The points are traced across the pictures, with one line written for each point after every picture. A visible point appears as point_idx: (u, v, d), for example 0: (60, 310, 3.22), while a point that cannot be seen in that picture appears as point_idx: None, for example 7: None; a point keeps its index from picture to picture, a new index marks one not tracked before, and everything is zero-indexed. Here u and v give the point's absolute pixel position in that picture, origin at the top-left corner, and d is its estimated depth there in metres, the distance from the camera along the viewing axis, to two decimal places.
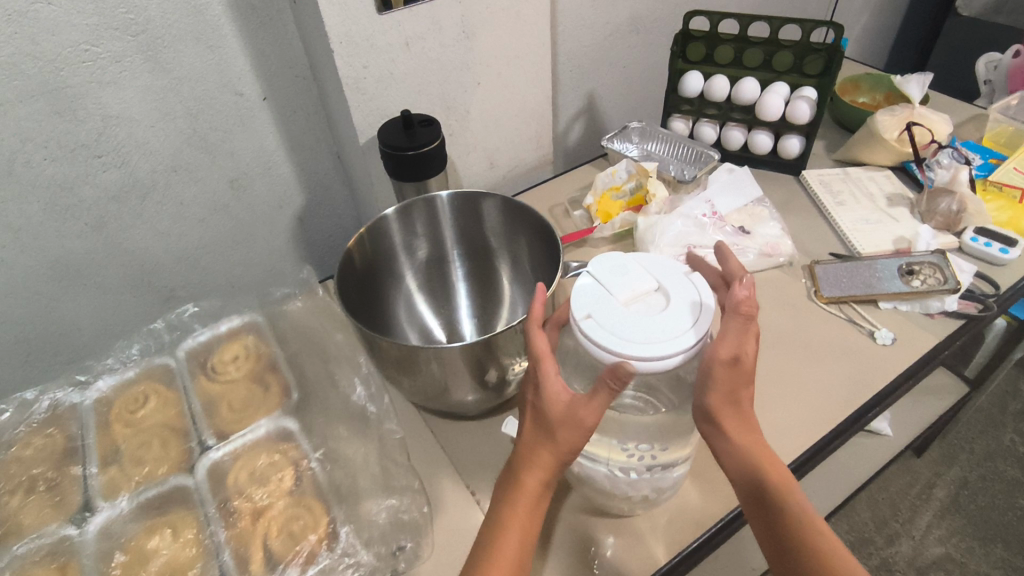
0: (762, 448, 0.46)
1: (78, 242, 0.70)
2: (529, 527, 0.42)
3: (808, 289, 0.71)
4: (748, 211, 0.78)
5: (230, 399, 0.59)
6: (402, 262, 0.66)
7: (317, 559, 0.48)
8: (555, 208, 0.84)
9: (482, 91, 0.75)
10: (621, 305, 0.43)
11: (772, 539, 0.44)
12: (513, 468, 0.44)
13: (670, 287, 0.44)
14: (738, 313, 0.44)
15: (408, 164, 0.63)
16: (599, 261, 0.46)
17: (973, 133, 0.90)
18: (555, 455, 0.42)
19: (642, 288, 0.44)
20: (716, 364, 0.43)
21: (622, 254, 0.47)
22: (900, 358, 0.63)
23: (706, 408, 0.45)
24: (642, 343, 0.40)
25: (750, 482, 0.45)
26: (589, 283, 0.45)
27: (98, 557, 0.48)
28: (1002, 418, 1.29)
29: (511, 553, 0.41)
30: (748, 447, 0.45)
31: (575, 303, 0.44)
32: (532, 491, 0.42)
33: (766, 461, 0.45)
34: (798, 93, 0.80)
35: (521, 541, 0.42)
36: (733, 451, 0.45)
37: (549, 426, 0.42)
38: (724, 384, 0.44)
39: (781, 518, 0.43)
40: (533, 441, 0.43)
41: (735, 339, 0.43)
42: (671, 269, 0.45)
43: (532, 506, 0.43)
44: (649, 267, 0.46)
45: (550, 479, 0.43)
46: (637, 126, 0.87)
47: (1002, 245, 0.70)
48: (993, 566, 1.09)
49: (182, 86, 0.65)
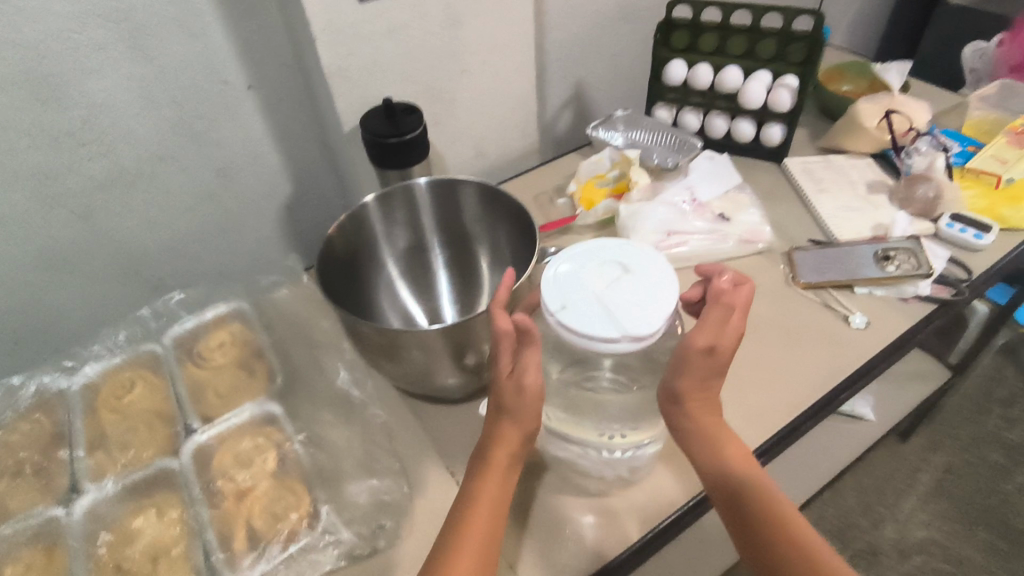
0: (727, 432, 0.48)
1: (65, 231, 0.70)
2: (499, 498, 0.44)
3: (787, 275, 0.72)
4: (729, 199, 0.79)
5: (216, 384, 0.60)
6: (383, 250, 0.67)
7: (298, 536, 0.49)
8: (541, 195, 0.85)
9: (467, 80, 0.75)
10: (597, 268, 0.46)
11: (740, 525, 0.45)
12: (481, 444, 0.46)
13: (608, 303, 0.43)
14: (718, 302, 0.46)
15: (392, 152, 0.64)
16: (656, 260, 0.46)
17: (955, 121, 0.91)
18: (521, 429, 0.45)
19: (609, 298, 0.43)
20: (693, 352, 0.44)
21: (665, 311, 0.42)
22: (873, 341, 0.64)
23: (674, 391, 0.47)
24: (554, 288, 0.44)
25: (715, 467, 0.46)
26: (661, 279, 0.45)
27: (84, 538, 0.50)
28: (987, 404, 1.31)
29: (483, 524, 0.42)
30: (711, 427, 0.47)
31: (654, 258, 0.47)
32: (501, 465, 0.44)
33: (731, 444, 0.47)
34: (779, 81, 0.81)
35: (492, 513, 0.43)
36: (699, 434, 0.47)
37: (514, 402, 0.44)
38: (697, 371, 0.45)
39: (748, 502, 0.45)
40: (495, 421, 0.45)
41: (716, 328, 0.45)
42: (633, 317, 0.42)
43: (502, 479, 0.44)
44: (618, 321, 0.42)
45: (518, 453, 0.46)
46: (622, 114, 0.87)
47: (976, 231, 0.71)
48: (974, 548, 1.11)
49: (167, 76, 0.66)
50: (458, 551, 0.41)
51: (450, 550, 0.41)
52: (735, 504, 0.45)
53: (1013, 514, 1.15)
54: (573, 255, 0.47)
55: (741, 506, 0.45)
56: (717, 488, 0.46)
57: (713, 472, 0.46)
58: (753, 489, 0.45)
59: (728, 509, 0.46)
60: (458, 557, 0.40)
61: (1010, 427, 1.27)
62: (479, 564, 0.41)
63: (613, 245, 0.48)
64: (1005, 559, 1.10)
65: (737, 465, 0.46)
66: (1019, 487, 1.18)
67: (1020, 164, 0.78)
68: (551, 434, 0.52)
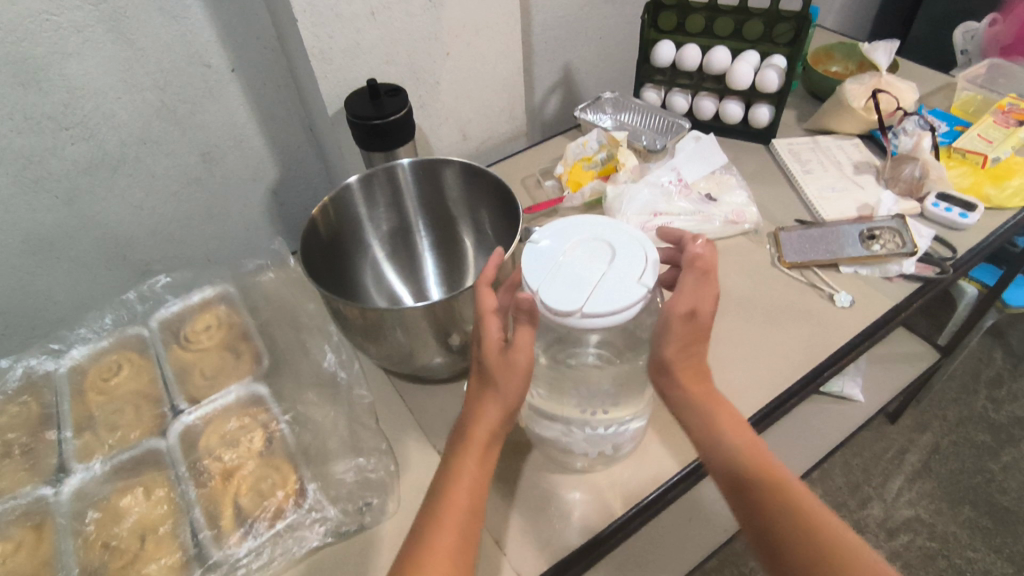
0: (718, 399, 0.48)
1: (49, 215, 0.70)
2: (479, 476, 0.44)
3: (772, 255, 0.72)
4: (715, 179, 0.79)
5: (202, 366, 0.61)
6: (367, 233, 0.67)
7: (284, 514, 0.50)
8: (528, 178, 0.85)
9: (452, 61, 0.75)
10: (596, 244, 0.46)
11: (736, 492, 0.45)
12: (462, 421, 0.46)
13: (560, 269, 0.44)
14: (692, 268, 0.48)
15: (376, 134, 0.63)
16: (644, 275, 0.43)
17: (942, 102, 0.91)
18: (501, 402, 0.44)
19: (566, 265, 0.44)
20: (675, 318, 0.46)
21: (589, 308, 0.41)
22: (857, 319, 0.65)
23: (661, 360, 0.48)
24: (547, 234, 0.47)
25: (709, 434, 0.46)
26: (621, 288, 0.42)
27: (72, 516, 0.50)
28: (974, 385, 1.32)
29: (462, 499, 0.42)
30: (702, 394, 0.47)
31: (648, 271, 0.44)
32: (481, 440, 0.44)
33: (722, 409, 0.47)
34: (767, 61, 0.80)
35: (472, 488, 0.43)
36: (691, 401, 0.47)
37: (492, 376, 0.44)
38: (682, 337, 0.47)
39: (740, 464, 0.45)
40: (479, 397, 0.45)
41: (693, 293, 0.47)
42: (560, 292, 0.43)
43: (482, 455, 0.44)
44: (547, 282, 0.43)
45: (499, 428, 0.45)
46: (610, 96, 0.87)
47: (961, 210, 0.71)
48: (960, 526, 1.13)
49: (148, 58, 0.65)
50: (438, 524, 0.41)
51: (430, 523, 0.42)
52: (728, 467, 0.45)
53: (998, 493, 1.16)
54: (596, 224, 0.48)
55: (737, 477, 0.45)
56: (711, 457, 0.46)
57: (707, 440, 0.46)
58: (744, 452, 0.45)
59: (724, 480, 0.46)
60: (438, 530, 0.41)
61: (997, 408, 1.28)
62: (459, 540, 0.41)
63: (637, 240, 0.46)
64: (989, 537, 1.11)
65: (733, 433, 0.46)
66: (1005, 466, 1.19)
67: (1005, 144, 0.78)
68: (535, 413, 0.53)
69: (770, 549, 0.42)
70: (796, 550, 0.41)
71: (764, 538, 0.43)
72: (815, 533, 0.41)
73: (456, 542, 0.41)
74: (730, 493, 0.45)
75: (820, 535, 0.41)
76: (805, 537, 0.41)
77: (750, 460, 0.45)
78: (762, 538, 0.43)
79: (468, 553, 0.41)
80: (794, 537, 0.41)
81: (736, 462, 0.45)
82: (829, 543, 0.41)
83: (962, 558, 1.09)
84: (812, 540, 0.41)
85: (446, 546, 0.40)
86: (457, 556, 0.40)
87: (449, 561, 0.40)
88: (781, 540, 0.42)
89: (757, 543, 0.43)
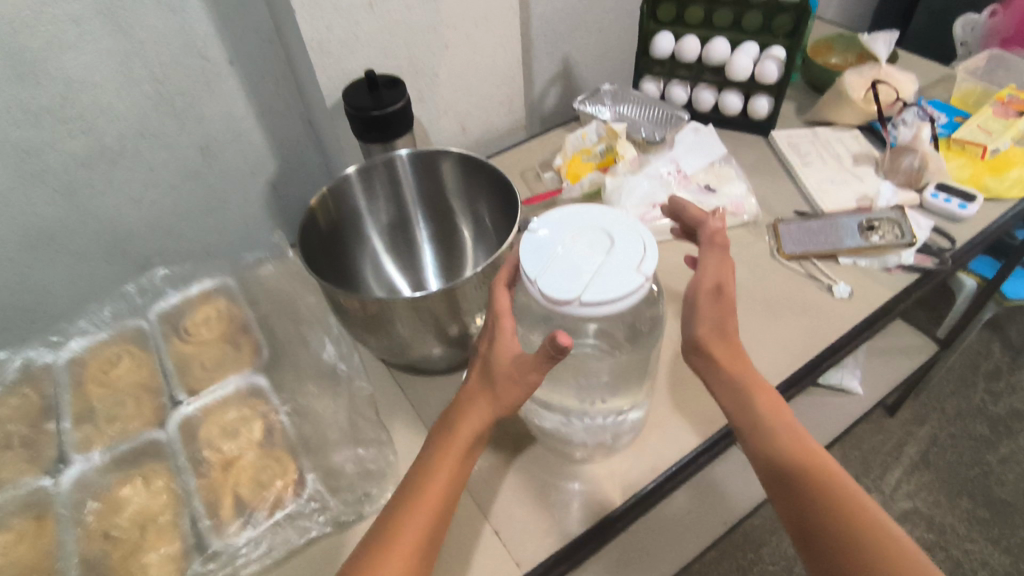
0: (757, 380, 0.48)
1: (48, 209, 0.70)
2: (459, 475, 0.44)
3: (772, 247, 0.72)
4: (714, 170, 0.78)
5: (202, 358, 0.61)
6: (366, 225, 0.67)
7: (284, 503, 0.50)
8: (527, 171, 0.85)
9: (451, 54, 0.75)
10: (595, 233, 0.46)
11: (768, 471, 0.45)
12: (451, 415, 0.46)
13: (559, 257, 0.44)
14: (714, 246, 0.51)
15: (375, 126, 0.63)
16: (642, 263, 0.43)
17: (942, 94, 0.91)
18: (492, 408, 0.45)
19: (565, 253, 0.44)
20: (701, 292, 0.49)
21: (587, 296, 0.41)
22: (856, 310, 0.65)
23: (695, 338, 0.50)
24: (546, 223, 0.47)
25: (743, 407, 0.47)
26: (619, 277, 0.42)
27: (72, 507, 0.50)
28: (973, 378, 1.32)
29: (435, 494, 0.42)
30: (740, 372, 0.48)
31: (647, 262, 0.43)
32: (465, 442, 0.44)
33: (759, 388, 0.47)
34: (766, 53, 0.80)
35: (449, 485, 0.43)
36: (727, 376, 0.48)
37: (494, 379, 0.44)
38: (710, 314, 0.49)
39: (774, 440, 0.45)
40: (475, 396, 0.45)
41: (715, 267, 0.50)
42: (558, 280, 0.43)
43: (464, 457, 0.44)
44: (546, 270, 0.43)
45: (484, 433, 0.45)
46: (609, 88, 0.86)
47: (960, 201, 0.72)
48: (958, 518, 1.13)
49: (145, 50, 0.65)
50: (410, 514, 0.41)
51: (403, 511, 0.42)
52: (762, 445, 0.45)
53: (996, 485, 1.17)
54: (602, 214, 0.48)
55: (768, 449, 0.45)
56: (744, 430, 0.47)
57: (741, 413, 0.47)
58: (778, 430, 0.45)
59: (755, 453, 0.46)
60: (409, 520, 0.41)
61: (995, 401, 1.28)
62: (427, 534, 0.41)
63: (641, 232, 0.46)
64: (987, 528, 1.12)
65: (768, 408, 0.46)
66: (1003, 459, 1.20)
67: (1005, 134, 0.77)
68: (532, 404, 0.52)
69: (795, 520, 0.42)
70: (822, 521, 0.40)
71: (795, 516, 0.42)
72: (842, 506, 0.41)
73: (424, 535, 0.41)
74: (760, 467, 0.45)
75: (851, 515, 0.40)
76: (835, 516, 0.40)
77: (784, 435, 0.45)
78: (789, 508, 0.42)
79: (432, 549, 0.41)
80: (823, 514, 0.41)
81: (768, 436, 0.45)
82: (861, 525, 0.39)
83: (960, 549, 1.10)
84: (840, 512, 0.40)
85: (411, 537, 0.40)
86: (420, 550, 0.40)
87: (413, 554, 0.40)
88: (812, 516, 0.41)
89: (785, 516, 0.43)
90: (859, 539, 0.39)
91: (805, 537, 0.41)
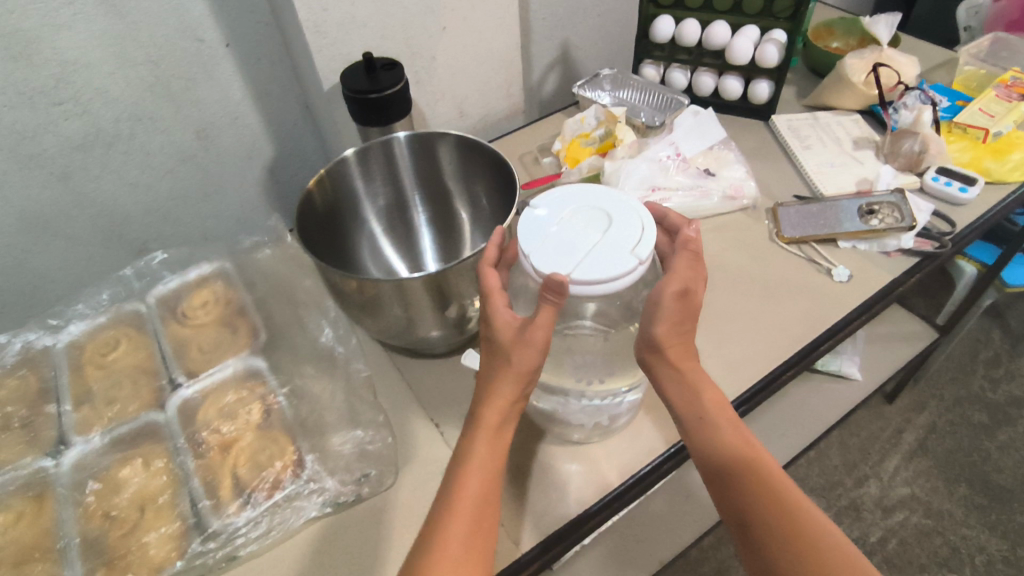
0: (707, 380, 0.47)
1: (45, 192, 0.70)
2: (493, 457, 0.43)
3: (771, 231, 0.72)
4: (713, 154, 0.78)
5: (200, 341, 0.61)
6: (364, 207, 0.67)
7: (283, 484, 0.50)
8: (525, 155, 0.85)
9: (448, 36, 0.74)
10: (597, 213, 0.46)
11: (716, 476, 0.44)
12: (475, 403, 0.45)
13: (555, 233, 0.45)
14: (685, 250, 0.48)
15: (372, 108, 0.63)
16: (636, 246, 0.43)
17: (944, 77, 0.90)
18: (515, 381, 0.44)
19: (562, 230, 0.45)
20: (667, 298, 0.45)
21: (574, 274, 0.42)
22: (855, 293, 0.65)
23: (652, 337, 0.46)
24: (551, 198, 0.48)
25: (694, 412, 0.46)
26: (611, 258, 0.42)
27: (71, 487, 0.51)
28: (972, 365, 1.32)
29: (475, 480, 0.42)
30: (690, 373, 0.47)
31: (643, 245, 0.43)
32: (492, 422, 0.44)
33: (708, 389, 0.47)
34: (767, 36, 0.79)
35: (485, 467, 0.43)
36: (681, 380, 0.47)
37: (505, 353, 0.44)
38: (673, 315, 0.46)
39: (721, 444, 0.45)
40: (491, 377, 0.45)
41: (685, 274, 0.46)
42: (550, 256, 0.43)
43: (494, 437, 0.44)
44: (539, 245, 0.44)
45: (510, 411, 0.45)
46: (609, 73, 0.86)
47: (961, 184, 0.71)
48: (956, 504, 1.14)
49: (140, 32, 0.64)
50: (453, 510, 0.40)
51: (444, 510, 0.41)
52: (711, 450, 0.45)
53: (994, 471, 1.17)
54: (599, 193, 0.48)
55: (720, 461, 0.44)
56: (695, 437, 0.46)
57: (691, 418, 0.46)
58: (726, 433, 0.45)
59: (705, 462, 0.45)
60: (455, 516, 0.40)
61: (994, 388, 1.28)
62: (474, 518, 0.40)
63: (640, 211, 0.46)
64: (984, 514, 1.12)
65: (717, 412, 0.46)
66: (1002, 445, 1.20)
67: (1007, 118, 0.77)
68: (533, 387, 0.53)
69: (745, 533, 0.42)
70: (770, 534, 0.40)
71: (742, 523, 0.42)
72: (789, 516, 0.40)
73: (471, 526, 0.40)
74: (710, 476, 0.45)
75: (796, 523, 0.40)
76: (780, 524, 0.40)
77: (733, 441, 0.44)
78: (738, 520, 0.42)
79: (485, 537, 0.40)
80: (770, 522, 0.40)
81: (719, 442, 0.45)
82: (806, 532, 0.40)
83: (957, 534, 1.10)
84: (786, 525, 0.40)
85: (461, 531, 0.39)
86: (472, 535, 0.40)
87: (466, 546, 0.39)
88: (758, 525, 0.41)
89: (735, 528, 0.43)
90: (805, 554, 0.39)
91: (754, 551, 0.41)
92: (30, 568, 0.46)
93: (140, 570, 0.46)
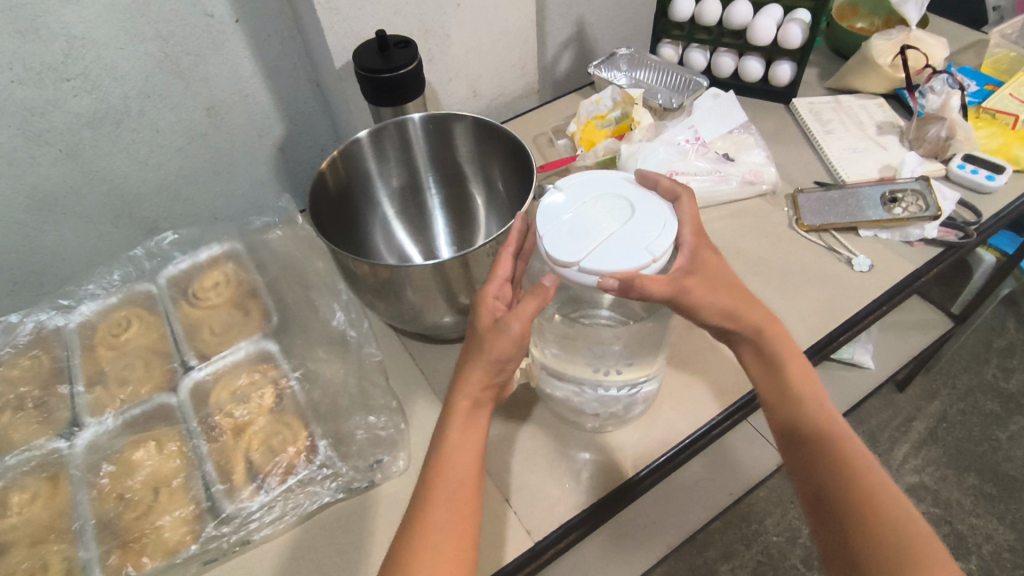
0: (791, 347, 0.49)
1: (55, 170, 0.69)
2: (468, 447, 0.42)
3: (790, 218, 0.70)
4: (732, 138, 0.76)
5: (212, 322, 0.61)
6: (376, 189, 0.66)
7: (296, 469, 0.50)
8: (540, 137, 0.83)
9: (462, 13, 0.72)
10: (618, 203, 0.45)
11: (794, 446, 0.46)
12: (450, 385, 0.44)
13: (570, 217, 0.44)
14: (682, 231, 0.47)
15: (384, 88, 0.61)
16: (649, 245, 0.42)
17: (972, 60, 0.87)
18: (486, 368, 0.42)
19: (579, 213, 0.44)
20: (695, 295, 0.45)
21: (580, 263, 0.41)
22: (876, 283, 0.64)
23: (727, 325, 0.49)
24: (577, 181, 0.47)
25: (776, 383, 0.48)
26: (623, 251, 0.41)
27: (86, 468, 0.51)
28: (986, 354, 1.30)
29: (453, 471, 0.41)
30: (771, 342, 0.48)
31: (657, 243, 0.42)
32: (464, 411, 0.43)
33: (792, 358, 0.48)
34: (791, 15, 0.77)
35: (458, 456, 0.42)
36: (762, 350, 0.48)
37: (478, 338, 0.43)
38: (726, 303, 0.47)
39: (802, 415, 0.46)
40: (464, 361, 0.44)
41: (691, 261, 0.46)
42: (561, 241, 0.42)
43: (467, 421, 0.43)
44: (553, 225, 0.43)
45: (483, 396, 0.43)
46: (625, 52, 0.83)
47: (988, 172, 0.69)
48: (964, 493, 1.14)
49: (149, 6, 0.63)
50: (430, 506, 0.40)
51: (425, 506, 0.40)
52: (793, 424, 0.46)
53: (1004, 460, 1.16)
54: (621, 181, 0.47)
55: (801, 430, 0.46)
56: (776, 405, 0.48)
57: (773, 389, 0.48)
58: (807, 405, 0.46)
59: (783, 429, 0.47)
60: (431, 509, 0.40)
61: (1007, 377, 1.27)
62: (456, 507, 0.40)
63: (661, 207, 0.45)
64: (993, 503, 1.12)
65: (800, 384, 0.47)
66: (1013, 435, 1.19)
67: None
68: (546, 373, 0.52)
69: (817, 503, 0.43)
70: (844, 502, 0.42)
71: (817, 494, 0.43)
72: (865, 488, 0.42)
73: (450, 519, 0.40)
74: (785, 443, 0.47)
75: (874, 502, 0.41)
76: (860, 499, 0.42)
77: (813, 414, 0.46)
78: (812, 489, 0.44)
79: (467, 524, 0.40)
80: (845, 495, 0.42)
81: (799, 412, 0.46)
82: (882, 508, 0.41)
83: (965, 523, 1.10)
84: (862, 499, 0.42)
85: (438, 524, 0.40)
86: (453, 524, 0.40)
87: (446, 538, 0.39)
88: (835, 496, 0.42)
89: (805, 492, 0.44)
90: (879, 529, 0.40)
91: (824, 514, 0.43)
92: (46, 549, 0.47)
93: (155, 553, 0.46)
